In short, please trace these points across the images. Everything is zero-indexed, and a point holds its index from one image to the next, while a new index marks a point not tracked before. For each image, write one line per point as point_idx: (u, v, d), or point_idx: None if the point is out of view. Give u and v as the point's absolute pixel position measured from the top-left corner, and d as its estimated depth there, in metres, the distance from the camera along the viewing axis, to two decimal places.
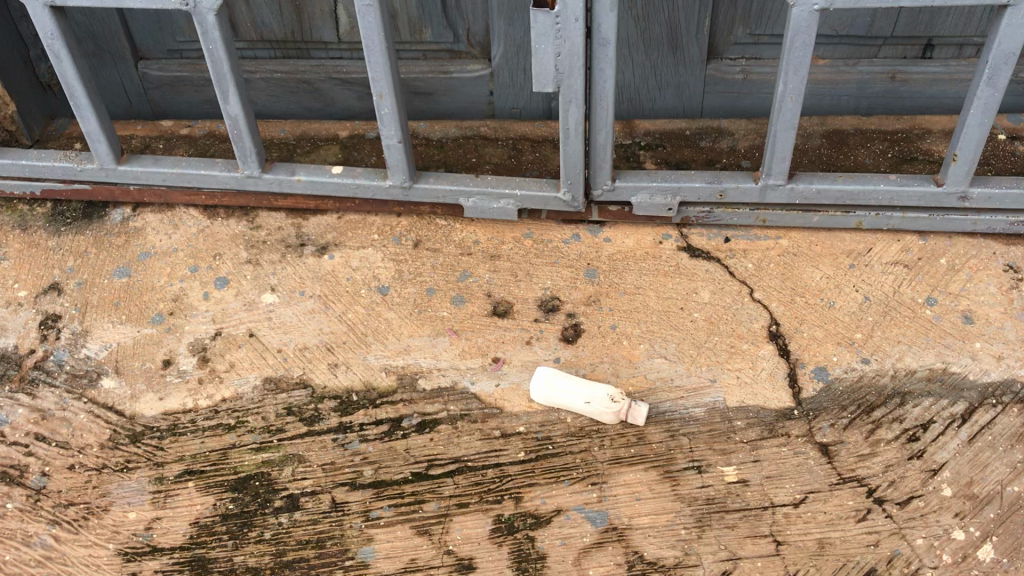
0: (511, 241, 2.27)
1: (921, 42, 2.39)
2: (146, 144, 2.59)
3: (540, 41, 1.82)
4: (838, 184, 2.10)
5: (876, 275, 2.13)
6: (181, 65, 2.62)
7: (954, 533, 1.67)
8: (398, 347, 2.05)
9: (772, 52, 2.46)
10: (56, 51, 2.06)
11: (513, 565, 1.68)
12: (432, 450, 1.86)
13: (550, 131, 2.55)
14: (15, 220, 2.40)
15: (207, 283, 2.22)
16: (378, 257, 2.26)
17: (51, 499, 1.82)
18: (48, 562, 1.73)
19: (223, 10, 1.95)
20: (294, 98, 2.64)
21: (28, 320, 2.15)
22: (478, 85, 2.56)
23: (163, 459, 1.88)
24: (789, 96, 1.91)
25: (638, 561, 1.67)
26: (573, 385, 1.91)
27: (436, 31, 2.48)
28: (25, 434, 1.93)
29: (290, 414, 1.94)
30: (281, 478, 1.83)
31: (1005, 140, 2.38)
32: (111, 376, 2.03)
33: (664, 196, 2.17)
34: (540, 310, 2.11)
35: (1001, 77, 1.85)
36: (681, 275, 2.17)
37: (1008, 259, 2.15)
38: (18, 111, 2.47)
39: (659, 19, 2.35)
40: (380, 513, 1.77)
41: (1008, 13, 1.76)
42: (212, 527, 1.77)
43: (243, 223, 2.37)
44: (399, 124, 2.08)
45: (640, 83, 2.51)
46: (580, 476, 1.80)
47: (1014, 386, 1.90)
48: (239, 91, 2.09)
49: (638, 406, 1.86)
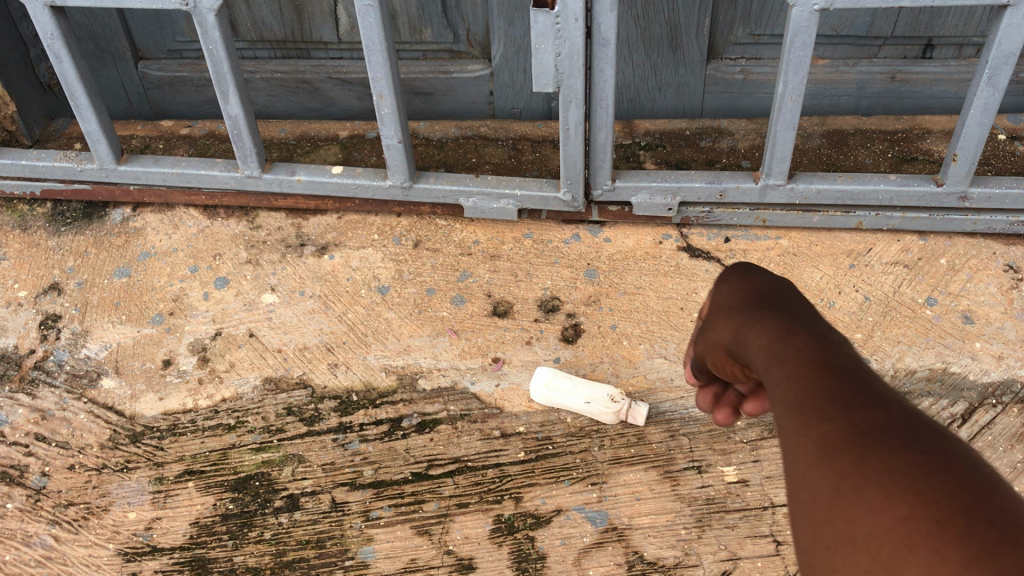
0: (512, 241, 2.27)
1: (921, 42, 2.39)
2: (146, 143, 2.59)
3: (540, 42, 1.83)
4: (838, 185, 2.10)
5: (876, 275, 2.13)
6: (182, 65, 2.62)
7: None
8: (399, 347, 2.05)
9: (771, 52, 2.46)
10: (56, 51, 2.05)
11: (513, 565, 1.68)
12: (432, 450, 1.86)
13: (550, 130, 2.55)
14: (15, 220, 2.40)
15: (207, 283, 2.22)
16: (378, 257, 2.26)
17: (51, 499, 1.82)
18: (48, 562, 1.73)
19: (223, 10, 1.95)
20: (295, 98, 2.65)
21: (29, 320, 2.15)
22: (479, 85, 2.56)
23: (163, 459, 1.88)
24: (789, 96, 1.91)
25: (638, 561, 1.67)
26: (573, 385, 1.90)
27: (437, 31, 2.48)
28: (25, 434, 1.93)
29: (290, 414, 1.94)
30: (281, 479, 1.83)
31: (1005, 140, 2.38)
32: (111, 376, 2.03)
33: (664, 196, 2.17)
34: (540, 310, 2.11)
35: (1001, 77, 1.85)
36: (681, 275, 2.17)
37: (1008, 259, 2.15)
38: (18, 111, 2.47)
39: (658, 20, 2.35)
40: (380, 513, 1.77)
41: (1008, 13, 1.76)
42: (212, 527, 1.77)
43: (243, 223, 2.37)
44: (399, 124, 2.08)
45: (640, 83, 2.52)
46: (580, 476, 1.80)
47: (1014, 386, 1.90)
48: (239, 91, 2.09)
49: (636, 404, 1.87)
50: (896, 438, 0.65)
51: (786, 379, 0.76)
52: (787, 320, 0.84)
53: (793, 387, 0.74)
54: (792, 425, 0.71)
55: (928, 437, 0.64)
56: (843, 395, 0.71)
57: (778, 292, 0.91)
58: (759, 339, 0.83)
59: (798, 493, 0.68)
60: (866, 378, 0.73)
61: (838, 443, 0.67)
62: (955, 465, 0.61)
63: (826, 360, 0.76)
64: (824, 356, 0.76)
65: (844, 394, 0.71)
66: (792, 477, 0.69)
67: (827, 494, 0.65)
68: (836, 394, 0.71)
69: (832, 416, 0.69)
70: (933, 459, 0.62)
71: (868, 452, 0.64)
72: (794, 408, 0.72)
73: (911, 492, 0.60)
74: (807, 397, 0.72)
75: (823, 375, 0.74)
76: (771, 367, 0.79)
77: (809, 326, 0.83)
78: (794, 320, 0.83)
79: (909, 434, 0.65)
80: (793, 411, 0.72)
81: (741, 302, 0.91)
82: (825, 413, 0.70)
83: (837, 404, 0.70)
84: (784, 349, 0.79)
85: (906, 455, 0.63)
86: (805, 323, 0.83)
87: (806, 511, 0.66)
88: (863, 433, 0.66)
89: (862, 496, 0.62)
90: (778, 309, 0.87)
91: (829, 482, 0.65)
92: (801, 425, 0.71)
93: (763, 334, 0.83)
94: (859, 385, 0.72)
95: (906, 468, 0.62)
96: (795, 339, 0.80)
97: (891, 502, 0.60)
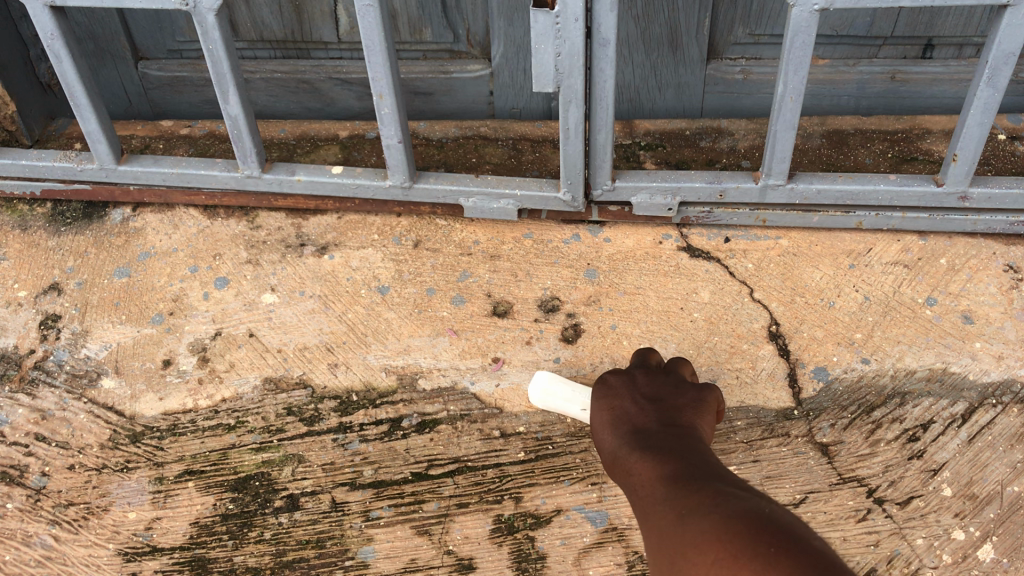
0: (512, 241, 2.27)
1: (921, 42, 2.39)
2: (146, 143, 2.59)
3: (540, 41, 1.82)
4: (838, 185, 2.10)
5: (876, 275, 2.13)
6: (182, 65, 2.62)
7: (954, 533, 1.67)
8: (399, 347, 2.05)
9: (772, 52, 2.46)
10: (56, 52, 2.05)
11: (513, 565, 1.68)
12: (432, 450, 1.86)
13: (550, 131, 2.55)
14: (15, 220, 2.40)
15: (207, 283, 2.22)
16: (378, 257, 2.26)
17: (51, 499, 1.82)
18: (48, 562, 1.73)
19: (223, 10, 1.95)
20: (295, 98, 2.65)
21: (29, 320, 2.15)
22: (479, 85, 2.56)
23: (163, 459, 1.88)
24: (789, 96, 1.91)
25: (637, 561, 1.67)
26: (570, 391, 1.85)
27: (437, 31, 2.48)
28: (25, 434, 1.93)
29: (290, 414, 1.94)
30: (281, 479, 1.83)
31: (1005, 140, 2.38)
32: (111, 376, 2.03)
33: (664, 196, 2.17)
34: (540, 310, 2.11)
35: (1001, 78, 1.85)
36: (681, 274, 2.17)
37: (1008, 259, 2.15)
38: (18, 112, 2.47)
39: (659, 20, 2.35)
40: (380, 513, 1.77)
41: (1009, 13, 1.76)
42: (212, 527, 1.77)
43: (243, 223, 2.37)
44: (399, 124, 2.08)
45: (640, 83, 2.52)
46: (580, 476, 1.80)
47: (1014, 386, 1.89)
48: (239, 91, 2.09)
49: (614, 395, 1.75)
50: (706, 504, 0.98)
51: (645, 477, 1.13)
52: (643, 432, 1.28)
53: (648, 484, 1.11)
54: (649, 504, 1.06)
55: (725, 493, 1.00)
56: (678, 481, 1.07)
57: (642, 406, 1.39)
58: (624, 451, 1.25)
59: (655, 552, 1.00)
60: (695, 466, 1.11)
61: (670, 509, 1.01)
62: (740, 508, 0.95)
63: (669, 461, 1.14)
64: (667, 455, 1.16)
65: (679, 480, 1.07)
66: (651, 541, 1.02)
67: (668, 543, 0.97)
68: (674, 481, 1.07)
69: (671, 496, 1.04)
70: (729, 507, 0.95)
71: (693, 509, 0.98)
72: (651, 493, 1.08)
73: (712, 528, 0.93)
74: (653, 490, 1.09)
75: (664, 471, 1.11)
76: (636, 467, 1.17)
77: (658, 434, 1.26)
78: (647, 430, 1.28)
79: (716, 493, 1.00)
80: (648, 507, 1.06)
81: (622, 422, 1.35)
82: (666, 496, 1.04)
83: (675, 488, 1.05)
84: (643, 458, 1.18)
85: (711, 506, 0.97)
86: (656, 431, 1.27)
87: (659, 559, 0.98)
88: (688, 501, 1.01)
89: (688, 535, 0.94)
90: (646, 424, 1.31)
91: (667, 533, 0.98)
92: (654, 498, 1.06)
93: (632, 446, 1.24)
94: (686, 472, 1.09)
95: (712, 516, 0.95)
96: (653, 449, 1.20)
97: (701, 534, 0.93)
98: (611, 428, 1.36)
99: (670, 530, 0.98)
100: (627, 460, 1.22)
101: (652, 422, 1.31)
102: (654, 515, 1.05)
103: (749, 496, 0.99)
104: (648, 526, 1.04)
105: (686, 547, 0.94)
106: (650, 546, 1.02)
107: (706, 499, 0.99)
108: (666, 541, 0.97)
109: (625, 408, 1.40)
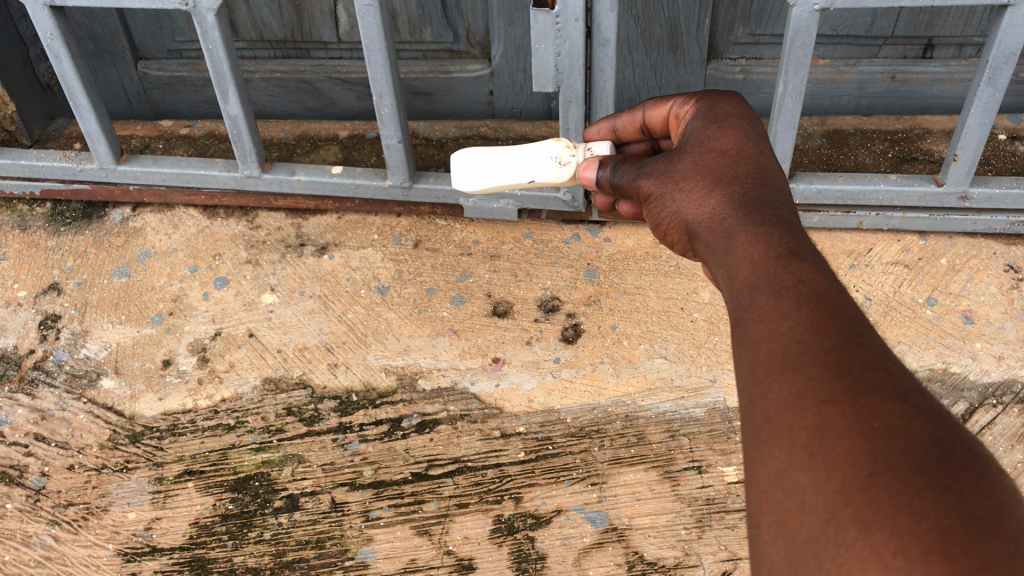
0: (512, 241, 2.27)
1: (921, 42, 2.39)
2: (146, 143, 2.58)
3: (540, 41, 1.82)
4: (838, 185, 2.11)
5: (876, 275, 2.13)
6: (182, 65, 2.61)
7: None
8: (398, 347, 2.05)
9: (772, 52, 2.46)
10: (56, 51, 2.05)
11: (513, 565, 1.67)
12: (432, 450, 1.86)
13: (550, 130, 2.55)
14: (14, 220, 2.39)
15: (207, 283, 2.21)
16: (378, 257, 2.25)
17: (51, 499, 1.82)
18: (48, 562, 1.73)
19: (223, 10, 1.95)
20: (295, 98, 2.65)
21: (28, 320, 2.15)
22: (479, 84, 2.56)
23: (163, 459, 1.88)
24: (789, 96, 1.91)
25: (638, 561, 1.67)
26: (506, 166, 1.57)
27: (437, 30, 2.48)
28: (25, 434, 1.93)
29: (290, 414, 1.94)
30: (281, 479, 1.83)
31: (1005, 140, 2.37)
32: (111, 376, 2.03)
33: None
34: (540, 310, 2.11)
35: (1001, 77, 1.85)
36: (681, 275, 2.16)
37: (1008, 259, 2.15)
38: (18, 111, 2.47)
39: (659, 20, 2.35)
40: (380, 513, 1.77)
41: (1009, 13, 1.76)
42: (212, 527, 1.77)
43: (243, 223, 2.36)
44: (399, 124, 2.08)
45: (640, 83, 2.52)
46: (580, 476, 1.79)
47: (1015, 386, 1.89)
48: (239, 91, 2.09)
49: (598, 149, 1.51)
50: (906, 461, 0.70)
51: (798, 331, 0.84)
52: (777, 247, 0.95)
53: (792, 342, 0.83)
54: (789, 382, 0.80)
55: (947, 446, 0.71)
56: (857, 380, 0.77)
57: (762, 198, 1.05)
58: (749, 301, 0.91)
59: (781, 477, 0.76)
60: (872, 350, 0.81)
61: (846, 429, 0.74)
62: (977, 498, 0.67)
63: (832, 319, 0.84)
64: (820, 301, 0.86)
65: (859, 376, 0.78)
66: (783, 438, 0.78)
67: (822, 496, 0.72)
68: (851, 373, 0.78)
69: (848, 403, 0.76)
70: (958, 498, 0.67)
71: (893, 460, 0.71)
72: (796, 387, 0.80)
73: (926, 527, 0.66)
74: (807, 364, 0.81)
75: (825, 337, 0.82)
76: (763, 297, 0.89)
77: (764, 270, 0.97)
78: (785, 247, 0.95)
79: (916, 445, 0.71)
80: (780, 384, 0.81)
81: (725, 218, 1.04)
82: (830, 397, 0.77)
83: (854, 392, 0.76)
84: (787, 289, 0.89)
85: (928, 477, 0.69)
86: (804, 253, 0.93)
87: (789, 513, 0.75)
88: (877, 437, 0.73)
89: (867, 518, 0.69)
90: (767, 229, 0.98)
91: (830, 483, 0.72)
92: (805, 383, 0.79)
93: (755, 260, 0.94)
94: (869, 366, 0.79)
95: (932, 509, 0.67)
96: (798, 290, 0.88)
97: (901, 519, 0.67)
98: (700, 224, 1.07)
99: (834, 478, 0.72)
100: (740, 277, 0.95)
101: (779, 227, 0.99)
102: (799, 400, 0.79)
103: (979, 466, 0.70)
104: (783, 414, 0.79)
105: (866, 541, 0.68)
106: (762, 461, 0.79)
107: (915, 452, 0.71)
108: (831, 485, 0.72)
109: (734, 197, 1.07)
